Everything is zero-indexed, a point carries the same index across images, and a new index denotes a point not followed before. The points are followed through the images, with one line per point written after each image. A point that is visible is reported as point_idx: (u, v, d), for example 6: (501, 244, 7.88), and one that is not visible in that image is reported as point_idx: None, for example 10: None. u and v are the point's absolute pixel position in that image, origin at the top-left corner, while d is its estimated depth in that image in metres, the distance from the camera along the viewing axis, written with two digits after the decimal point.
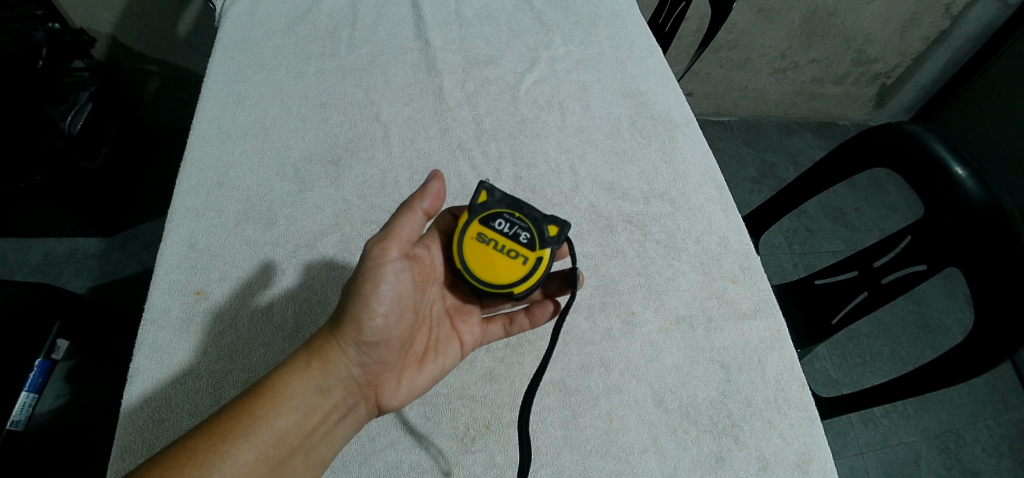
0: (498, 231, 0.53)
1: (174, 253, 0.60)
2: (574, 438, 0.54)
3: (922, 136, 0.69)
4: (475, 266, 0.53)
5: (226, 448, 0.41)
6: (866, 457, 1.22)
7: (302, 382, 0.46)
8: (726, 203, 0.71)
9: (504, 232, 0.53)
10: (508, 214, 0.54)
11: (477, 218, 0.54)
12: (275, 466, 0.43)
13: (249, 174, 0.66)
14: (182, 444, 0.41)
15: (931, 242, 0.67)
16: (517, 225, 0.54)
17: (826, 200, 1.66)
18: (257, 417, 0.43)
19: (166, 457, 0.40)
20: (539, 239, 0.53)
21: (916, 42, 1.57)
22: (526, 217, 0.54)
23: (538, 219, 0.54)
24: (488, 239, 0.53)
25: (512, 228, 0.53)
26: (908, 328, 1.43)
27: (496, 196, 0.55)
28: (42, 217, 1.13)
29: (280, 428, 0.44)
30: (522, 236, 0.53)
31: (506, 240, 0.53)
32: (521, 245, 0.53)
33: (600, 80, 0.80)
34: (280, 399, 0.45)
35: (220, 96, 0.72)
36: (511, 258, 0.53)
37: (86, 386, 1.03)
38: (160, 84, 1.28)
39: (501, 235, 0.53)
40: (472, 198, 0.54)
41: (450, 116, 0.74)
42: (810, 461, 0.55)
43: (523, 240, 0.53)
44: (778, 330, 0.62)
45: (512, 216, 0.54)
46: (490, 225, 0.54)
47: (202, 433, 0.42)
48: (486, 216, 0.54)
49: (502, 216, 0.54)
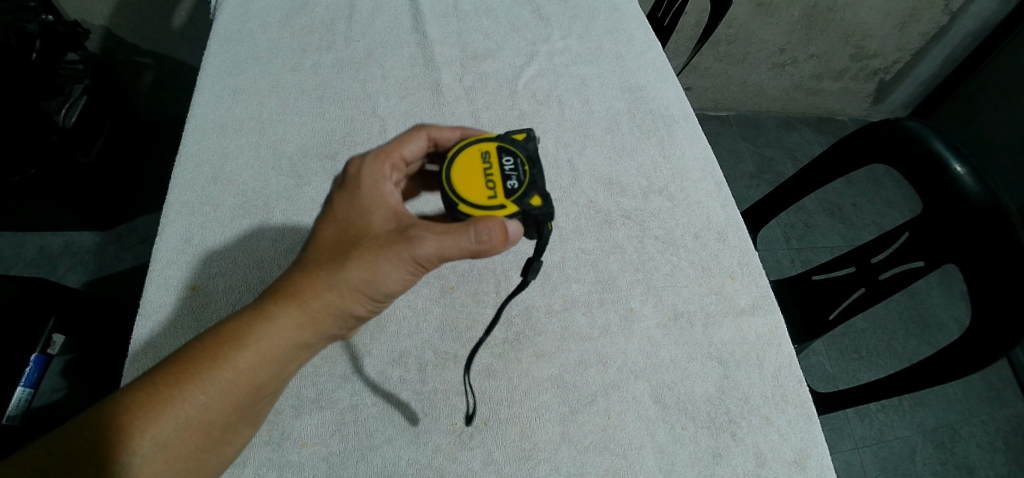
0: (501, 163, 0.49)
1: (170, 248, 0.59)
2: (572, 434, 0.53)
3: (921, 132, 0.68)
4: (458, 167, 0.49)
5: (217, 414, 0.42)
6: (861, 452, 1.23)
7: (288, 341, 0.45)
8: (725, 198, 0.70)
9: (504, 165, 0.49)
10: (521, 161, 0.49)
11: (501, 144, 0.50)
12: (252, 414, 0.45)
13: (244, 169, 0.65)
14: (163, 403, 0.40)
15: (927, 239, 0.67)
16: (518, 172, 0.49)
17: (824, 196, 1.66)
18: (241, 378, 0.43)
19: (158, 429, 0.40)
20: (520, 195, 0.48)
21: (915, 38, 1.57)
22: (532, 175, 0.49)
23: (538, 184, 0.48)
24: (488, 161, 0.49)
25: (512, 170, 0.49)
26: (904, 324, 1.44)
27: (530, 144, 0.51)
28: (36, 211, 1.12)
29: (258, 388, 0.44)
30: (511, 180, 0.48)
31: (497, 174, 0.49)
32: (503, 185, 0.48)
33: (599, 74, 0.80)
34: (263, 362, 0.44)
35: (215, 90, 0.71)
36: (483, 184, 0.48)
37: (81, 379, 1.04)
38: (155, 78, 1.27)
39: (499, 169, 0.49)
40: (512, 132, 0.52)
41: (447, 110, 0.73)
42: (807, 457, 0.55)
43: (508, 182, 0.48)
44: (776, 326, 0.62)
45: (522, 165, 0.49)
46: (501, 154, 0.50)
47: (191, 404, 0.41)
48: (505, 148, 0.50)
49: (516, 158, 0.50)
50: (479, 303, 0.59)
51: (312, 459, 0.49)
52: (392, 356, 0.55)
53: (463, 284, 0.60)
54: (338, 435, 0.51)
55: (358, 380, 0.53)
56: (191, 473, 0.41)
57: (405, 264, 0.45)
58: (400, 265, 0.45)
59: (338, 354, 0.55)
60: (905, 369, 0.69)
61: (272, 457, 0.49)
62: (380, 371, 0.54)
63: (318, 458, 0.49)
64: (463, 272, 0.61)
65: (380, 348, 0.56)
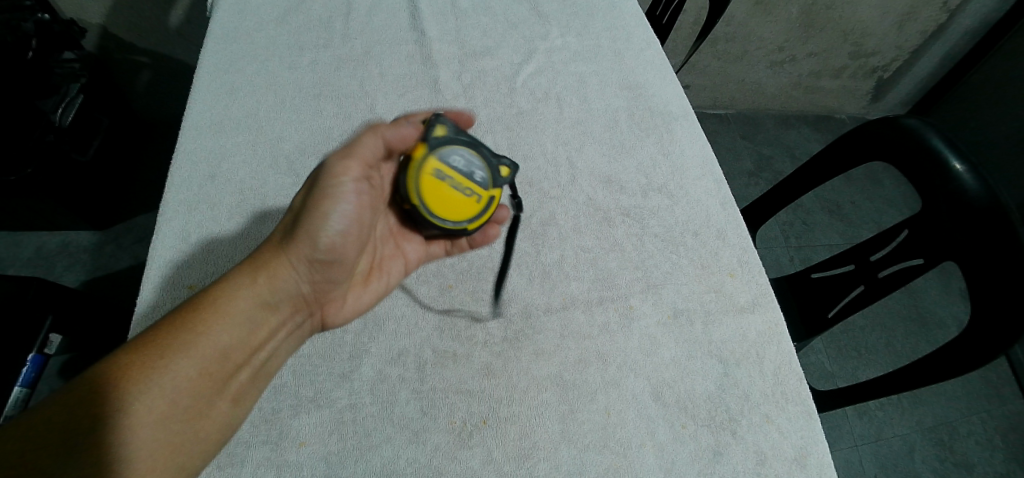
0: (454, 167, 0.53)
1: (168, 247, 0.57)
2: (572, 433, 0.53)
3: (920, 130, 0.68)
4: (431, 201, 0.52)
5: (186, 371, 0.43)
6: (860, 449, 1.23)
7: (253, 302, 0.48)
8: (724, 196, 0.70)
9: (459, 169, 0.53)
10: (464, 151, 0.53)
11: (432, 152, 0.52)
12: (225, 382, 0.45)
13: (242, 166, 0.64)
14: (132, 364, 0.42)
15: (927, 236, 0.67)
16: (472, 163, 0.53)
17: (823, 194, 1.66)
18: (207, 335, 0.45)
19: (128, 391, 0.41)
20: (493, 179, 0.55)
21: (914, 36, 1.57)
22: (482, 155, 0.54)
23: (491, 158, 0.55)
24: (444, 175, 0.52)
25: (468, 166, 0.53)
26: (903, 322, 1.44)
27: (449, 130, 0.53)
28: (32, 210, 1.12)
29: (230, 350, 0.45)
30: (477, 175, 0.54)
31: (463, 179, 0.53)
32: (476, 184, 0.54)
33: (598, 72, 0.80)
34: (228, 319, 0.46)
35: (212, 88, 0.70)
36: (466, 197, 0.53)
37: (79, 380, 1.04)
38: (152, 76, 1.26)
39: (457, 172, 0.53)
40: (427, 132, 0.52)
41: (445, 107, 0.72)
42: (807, 455, 0.55)
43: (478, 179, 0.54)
44: (776, 324, 0.62)
45: (468, 153, 0.53)
46: (446, 161, 0.52)
47: (161, 364, 0.42)
48: (444, 150, 0.52)
49: (458, 152, 0.53)
50: (478, 302, 0.59)
51: (310, 459, 0.49)
52: (390, 355, 0.55)
53: (461, 282, 0.60)
54: (337, 434, 0.50)
55: (357, 378, 0.53)
56: (158, 437, 0.41)
57: (346, 200, 0.49)
58: (344, 202, 0.49)
59: (337, 352, 0.54)
60: (905, 367, 0.69)
61: (270, 457, 0.49)
62: (379, 369, 0.54)
63: (317, 458, 0.49)
64: (462, 271, 0.61)
65: (378, 346, 0.55)
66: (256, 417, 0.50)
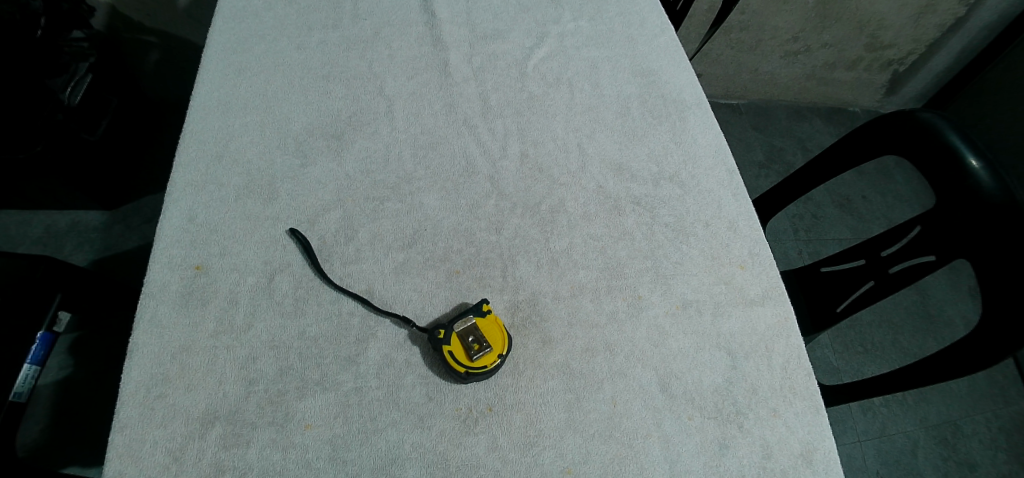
0: (466, 345, 0.51)
1: (174, 227, 0.57)
2: (578, 421, 0.53)
3: (936, 125, 0.66)
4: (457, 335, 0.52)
5: None
6: (864, 445, 1.23)
7: None
8: (736, 186, 0.69)
9: (466, 345, 0.51)
10: (479, 351, 0.51)
11: (454, 347, 0.51)
12: None
13: (249, 146, 0.62)
14: None
15: (940, 233, 0.66)
16: (478, 342, 0.51)
17: (834, 188, 1.64)
18: None
19: None
20: (479, 333, 0.52)
21: (932, 28, 1.53)
22: (491, 353, 0.52)
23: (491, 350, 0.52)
24: (462, 345, 0.51)
25: (476, 347, 0.51)
26: (912, 319, 1.43)
27: (475, 361, 0.51)
28: (42, 189, 1.12)
29: None
30: (470, 338, 0.52)
31: (461, 347, 0.51)
32: (467, 339, 0.52)
33: (610, 57, 0.78)
34: None
35: (218, 66, 0.68)
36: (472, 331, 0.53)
37: (88, 358, 1.06)
38: (160, 57, 1.26)
39: (465, 345, 0.51)
40: (464, 368, 0.51)
41: (455, 91, 0.70)
42: (814, 451, 0.55)
43: (469, 340, 0.52)
44: (786, 317, 0.61)
45: (479, 349, 0.51)
46: (462, 345, 0.51)
47: None
48: (467, 357, 0.51)
49: (473, 351, 0.51)
50: (486, 289, 0.57)
51: (316, 441, 0.49)
52: (397, 339, 0.54)
53: (469, 268, 0.58)
54: (342, 418, 0.50)
55: (363, 362, 0.52)
56: None
57: None
58: None
59: (343, 335, 0.53)
60: (911, 365, 0.68)
61: (275, 439, 0.48)
62: (385, 354, 0.53)
63: (322, 441, 0.49)
64: (469, 256, 0.59)
65: (384, 330, 0.54)
66: (262, 399, 0.50)
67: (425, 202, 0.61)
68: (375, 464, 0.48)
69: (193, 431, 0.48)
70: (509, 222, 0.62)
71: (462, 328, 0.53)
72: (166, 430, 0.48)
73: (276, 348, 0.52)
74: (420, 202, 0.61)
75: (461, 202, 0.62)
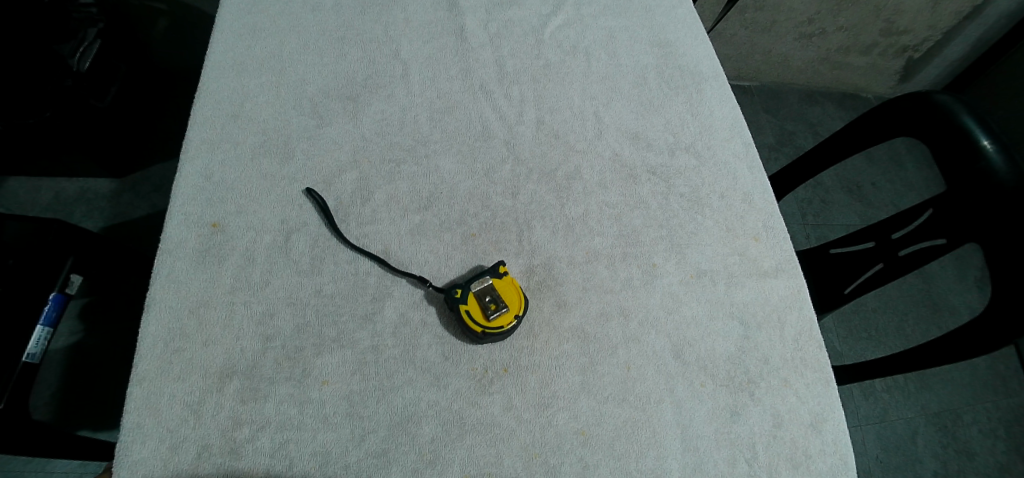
0: (482, 305, 0.51)
1: (190, 184, 0.57)
2: (592, 385, 0.53)
3: (952, 107, 0.65)
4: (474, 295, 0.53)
5: None
6: (863, 429, 1.24)
7: None
8: (751, 159, 0.69)
9: (483, 304, 0.51)
10: (496, 310, 0.51)
11: (470, 307, 0.51)
12: None
13: (265, 106, 0.62)
14: None
15: (952, 216, 0.66)
16: (495, 302, 0.52)
17: (843, 173, 1.62)
18: None
19: None
20: (496, 293, 0.52)
21: (948, 16, 1.50)
22: (510, 313, 0.52)
23: (510, 310, 0.52)
24: (479, 304, 0.51)
25: (494, 307, 0.51)
26: (916, 307, 1.43)
27: (493, 320, 0.51)
28: (52, 155, 1.12)
29: None
30: (487, 298, 0.52)
31: (478, 306, 0.51)
32: (484, 299, 0.52)
33: (628, 27, 0.77)
34: None
35: (234, 27, 0.68)
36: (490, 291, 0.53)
37: (98, 326, 1.06)
38: (169, 23, 1.20)
39: (481, 304, 0.51)
40: (481, 326, 0.51)
41: (472, 57, 0.70)
42: (823, 421, 0.55)
43: (487, 299, 0.52)
44: (799, 290, 0.61)
45: (497, 308, 0.51)
46: (479, 304, 0.51)
47: None
48: (484, 315, 0.51)
49: (490, 311, 0.51)
50: (502, 252, 0.57)
51: (332, 397, 0.49)
52: (413, 299, 0.54)
53: (484, 232, 0.58)
54: (359, 375, 0.50)
55: (379, 321, 0.52)
56: None
57: None
58: None
59: (359, 294, 0.53)
60: (918, 346, 0.68)
61: (292, 393, 0.49)
62: (401, 313, 0.53)
63: (339, 397, 0.49)
64: (485, 220, 0.59)
65: (401, 290, 0.54)
66: (279, 355, 0.50)
67: (441, 166, 0.61)
68: (391, 421, 0.49)
69: (210, 385, 0.48)
70: (525, 188, 0.61)
71: (480, 288, 0.52)
72: (184, 383, 0.48)
73: (293, 304, 0.52)
74: (436, 166, 0.61)
75: (478, 166, 0.62)
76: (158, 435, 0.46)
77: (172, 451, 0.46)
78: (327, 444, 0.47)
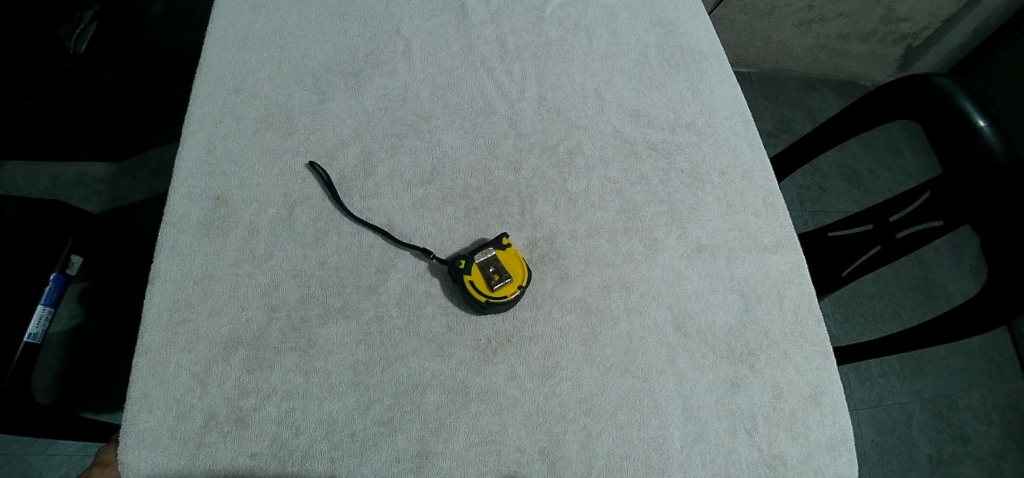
0: (485, 275, 0.52)
1: (193, 159, 0.57)
2: (594, 355, 0.54)
3: (950, 87, 0.65)
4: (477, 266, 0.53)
5: None
6: (859, 413, 1.25)
7: None
8: (751, 137, 0.69)
9: (486, 274, 0.52)
10: (500, 280, 0.52)
11: (473, 277, 0.52)
12: None
13: (267, 81, 0.62)
14: None
15: (949, 197, 0.66)
16: (499, 272, 0.52)
17: (840, 159, 1.63)
18: None
19: None
20: (499, 264, 0.52)
21: (948, 3, 1.49)
22: (514, 283, 0.52)
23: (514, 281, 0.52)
24: (483, 274, 0.52)
25: (497, 278, 0.52)
26: (913, 292, 1.44)
27: (496, 290, 0.51)
28: (48, 139, 1.11)
29: None
30: (490, 268, 0.52)
31: (481, 276, 0.52)
32: (487, 269, 0.52)
33: (630, 5, 0.77)
34: None
35: (234, 3, 0.67)
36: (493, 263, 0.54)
37: (98, 310, 1.06)
38: (165, 7, 1.20)
39: (484, 274, 0.52)
40: (484, 295, 0.51)
41: (473, 34, 0.70)
42: (821, 393, 0.56)
43: (490, 270, 0.52)
44: (798, 265, 0.62)
45: (500, 278, 0.52)
46: (482, 274, 0.52)
47: None
48: (488, 285, 0.51)
49: (494, 281, 0.51)
50: (504, 226, 0.58)
51: (337, 367, 0.49)
52: (417, 271, 0.54)
53: (487, 206, 0.58)
54: (364, 345, 0.50)
55: (383, 292, 0.53)
56: None
57: None
58: None
59: (363, 265, 0.53)
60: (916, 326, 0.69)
61: (298, 363, 0.49)
62: (405, 284, 0.53)
63: (344, 367, 0.49)
64: (487, 195, 0.59)
65: (404, 262, 0.54)
66: (284, 326, 0.50)
67: (443, 140, 0.61)
68: (396, 390, 0.49)
69: (216, 355, 0.49)
70: (527, 163, 0.62)
71: (483, 258, 0.53)
72: (190, 353, 0.49)
73: (297, 276, 0.52)
74: (438, 140, 0.61)
75: (480, 141, 0.62)
76: (166, 403, 0.47)
77: (179, 419, 0.46)
78: (333, 413, 0.48)
